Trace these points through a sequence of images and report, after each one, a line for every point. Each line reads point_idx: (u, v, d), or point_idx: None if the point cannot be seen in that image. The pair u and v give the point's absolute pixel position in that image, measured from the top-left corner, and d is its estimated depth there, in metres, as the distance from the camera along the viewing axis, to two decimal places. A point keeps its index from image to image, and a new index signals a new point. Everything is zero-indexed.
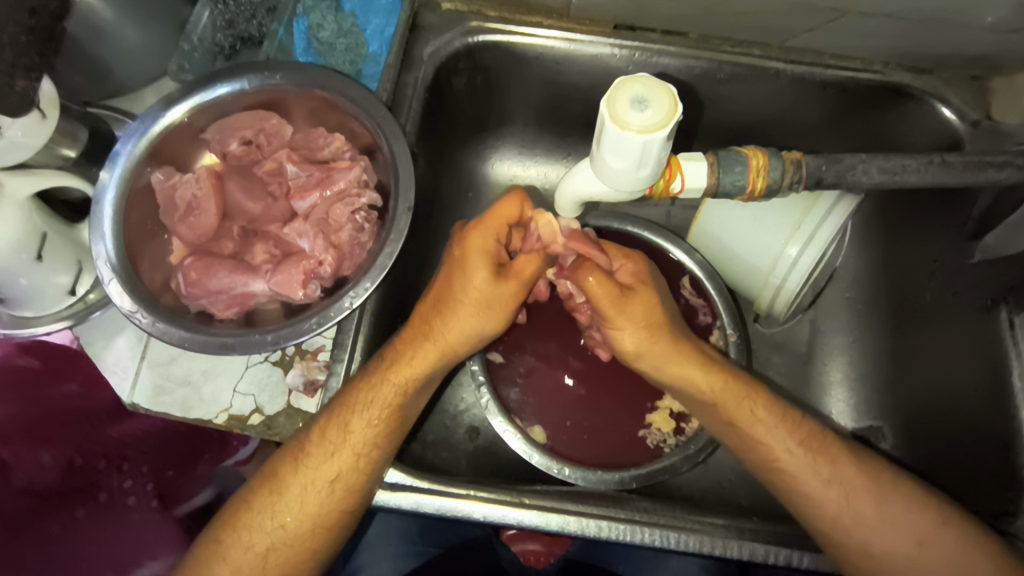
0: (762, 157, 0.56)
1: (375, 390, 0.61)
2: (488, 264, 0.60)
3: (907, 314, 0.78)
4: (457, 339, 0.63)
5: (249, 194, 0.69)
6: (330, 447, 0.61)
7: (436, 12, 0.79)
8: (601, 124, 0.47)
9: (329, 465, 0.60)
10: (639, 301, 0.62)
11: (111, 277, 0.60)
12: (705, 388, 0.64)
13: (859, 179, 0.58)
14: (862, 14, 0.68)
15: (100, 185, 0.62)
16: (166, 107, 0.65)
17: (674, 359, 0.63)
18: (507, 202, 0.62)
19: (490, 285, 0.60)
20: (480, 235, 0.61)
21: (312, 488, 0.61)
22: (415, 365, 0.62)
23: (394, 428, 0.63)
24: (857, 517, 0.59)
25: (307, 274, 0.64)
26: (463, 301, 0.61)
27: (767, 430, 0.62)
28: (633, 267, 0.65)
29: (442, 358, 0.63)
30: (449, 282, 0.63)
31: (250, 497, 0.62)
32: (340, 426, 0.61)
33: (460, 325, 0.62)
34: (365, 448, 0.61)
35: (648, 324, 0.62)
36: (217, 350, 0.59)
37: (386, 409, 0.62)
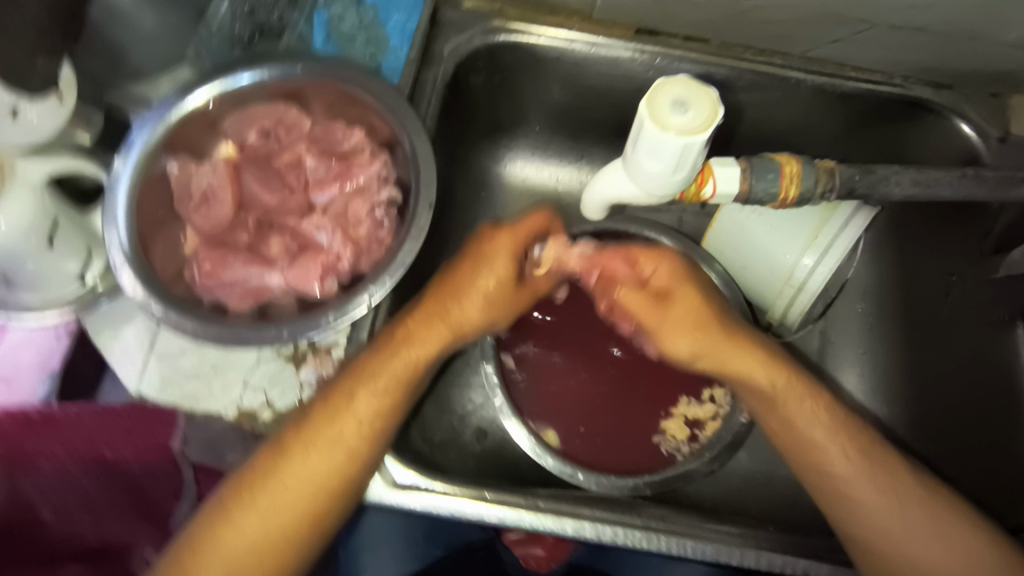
0: (795, 164, 0.56)
1: (380, 357, 0.61)
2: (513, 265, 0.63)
3: (919, 325, 0.78)
4: (469, 323, 0.64)
5: (266, 185, 0.67)
6: (332, 412, 0.59)
7: (457, 9, 0.79)
8: (638, 125, 0.46)
9: (332, 429, 0.59)
10: (683, 301, 0.63)
11: (123, 263, 0.60)
12: (766, 376, 0.62)
13: (890, 190, 0.58)
14: (892, 27, 0.68)
15: (114, 172, 0.62)
16: (184, 95, 0.65)
17: (726, 350, 0.62)
18: (531, 219, 0.65)
19: (506, 269, 0.63)
20: (508, 234, 0.64)
21: (315, 454, 0.58)
22: (421, 335, 0.62)
23: (399, 398, 0.61)
24: (889, 529, 0.59)
25: (325, 269, 0.63)
26: (477, 282, 0.63)
27: (806, 438, 0.61)
28: (666, 270, 0.64)
29: (450, 337, 0.63)
30: (465, 264, 0.64)
31: (253, 464, 0.59)
32: (345, 392, 0.60)
33: (468, 299, 0.63)
34: (369, 414, 0.60)
35: (692, 314, 0.62)
36: (229, 341, 0.58)
37: (391, 377, 0.60)
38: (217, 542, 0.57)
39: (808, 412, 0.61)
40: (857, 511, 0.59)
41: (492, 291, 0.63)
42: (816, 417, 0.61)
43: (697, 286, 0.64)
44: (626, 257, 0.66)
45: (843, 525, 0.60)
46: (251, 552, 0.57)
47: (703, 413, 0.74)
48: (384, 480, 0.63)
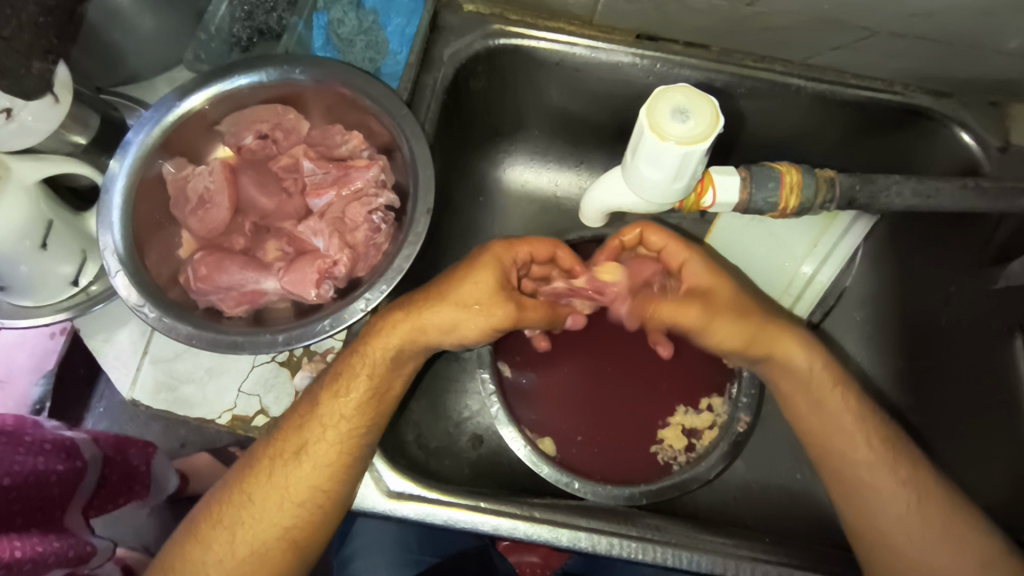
0: (796, 174, 0.55)
1: (346, 363, 0.61)
2: (492, 267, 0.60)
3: (919, 335, 0.78)
4: (435, 323, 0.59)
5: (262, 188, 0.68)
6: (300, 420, 0.60)
7: (457, 13, 0.78)
8: (637, 132, 0.45)
9: (297, 436, 0.60)
10: (725, 293, 0.62)
11: (118, 268, 0.58)
12: (806, 360, 0.62)
13: (891, 201, 0.56)
14: (893, 35, 0.67)
15: (109, 174, 0.61)
16: (181, 97, 0.64)
17: (767, 334, 0.62)
18: (539, 240, 0.63)
19: (481, 281, 0.59)
20: (497, 248, 0.61)
21: (282, 461, 0.59)
22: (385, 338, 0.60)
23: (368, 405, 0.60)
24: (890, 531, 0.59)
25: (322, 274, 0.62)
26: (446, 288, 0.60)
27: (823, 431, 0.62)
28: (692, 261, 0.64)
29: (413, 340, 0.60)
30: (444, 273, 0.62)
31: (230, 473, 0.62)
32: (311, 399, 0.61)
33: (437, 304, 0.59)
34: (333, 421, 0.59)
35: (741, 314, 0.61)
36: (225, 348, 0.57)
37: (355, 383, 0.60)
38: (188, 551, 0.59)
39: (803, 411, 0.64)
40: (859, 508, 0.60)
41: (464, 297, 0.59)
42: (825, 417, 0.62)
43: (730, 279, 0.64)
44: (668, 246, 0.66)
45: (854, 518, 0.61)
46: (219, 563, 0.58)
47: (700, 422, 0.74)
48: (379, 489, 0.62)
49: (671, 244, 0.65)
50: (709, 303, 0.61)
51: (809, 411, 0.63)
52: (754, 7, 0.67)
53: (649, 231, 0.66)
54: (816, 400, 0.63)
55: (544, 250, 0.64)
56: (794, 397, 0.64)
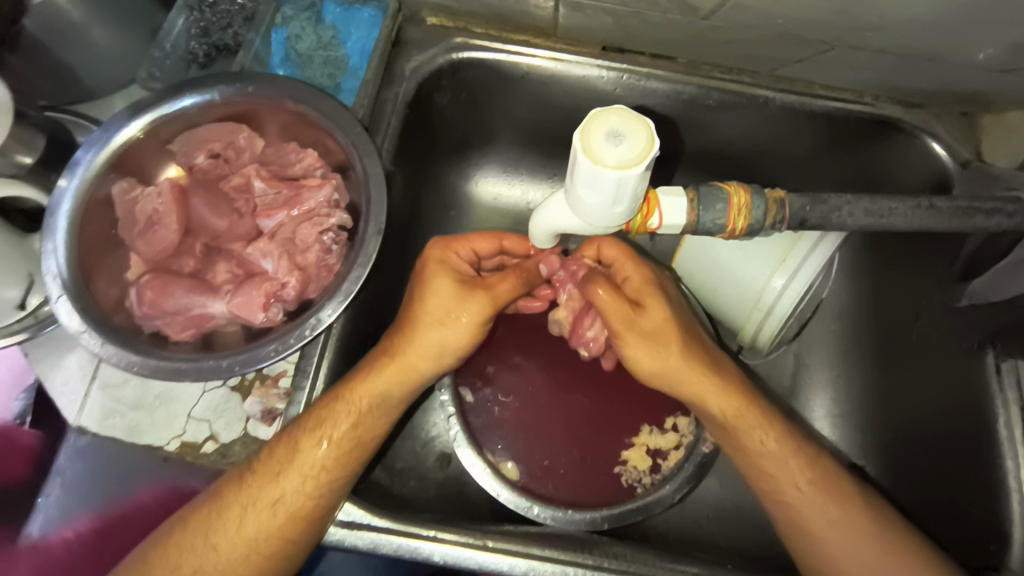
0: (744, 194, 0.47)
1: (327, 407, 0.59)
2: (448, 274, 0.61)
3: (891, 346, 0.78)
4: (422, 354, 0.61)
5: (213, 209, 0.65)
6: (277, 467, 0.58)
7: (420, 27, 0.79)
8: (573, 157, 0.42)
9: (273, 485, 0.58)
10: (655, 309, 0.60)
11: (60, 294, 0.57)
12: (719, 401, 0.61)
13: (844, 222, 0.48)
14: (853, 48, 0.66)
15: (57, 192, 0.60)
16: (129, 116, 0.63)
17: (695, 372, 0.60)
18: (475, 234, 0.64)
19: (440, 286, 0.60)
20: (435, 251, 0.62)
21: (252, 509, 0.57)
22: (372, 382, 0.60)
23: (347, 454, 0.59)
24: (858, 557, 0.57)
25: (268, 297, 0.60)
26: (418, 311, 0.60)
27: (777, 459, 0.60)
28: (640, 281, 0.62)
29: (402, 378, 0.61)
30: (409, 296, 0.63)
31: (190, 513, 0.59)
32: (289, 444, 0.59)
33: (422, 333, 0.60)
34: (313, 471, 0.58)
35: (654, 331, 0.60)
36: (169, 375, 0.56)
37: (338, 431, 0.59)
38: None
39: (769, 440, 0.60)
40: (825, 541, 0.58)
41: (438, 315, 0.60)
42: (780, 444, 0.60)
43: (667, 299, 0.62)
44: (615, 255, 0.64)
45: (810, 560, 0.58)
46: None
47: (666, 443, 0.71)
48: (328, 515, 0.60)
49: (621, 254, 0.64)
50: (639, 314, 0.60)
51: (750, 446, 0.61)
52: (709, 21, 0.66)
53: (604, 244, 0.64)
54: (746, 439, 0.61)
55: (487, 244, 0.65)
56: (733, 434, 0.62)
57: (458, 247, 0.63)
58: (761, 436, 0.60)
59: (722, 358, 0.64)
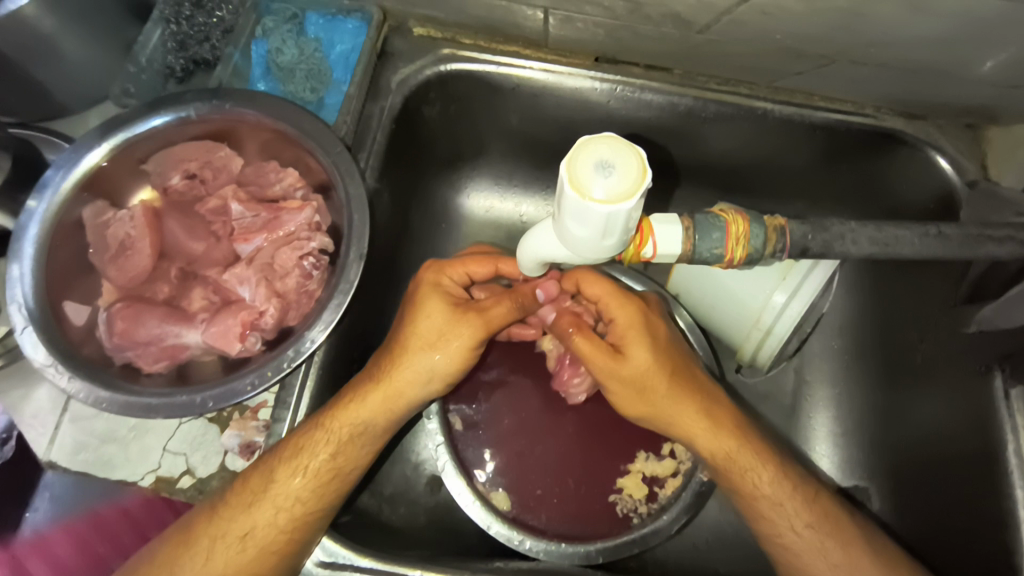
0: (742, 223, 0.45)
1: (306, 436, 0.57)
2: (441, 297, 0.58)
3: (898, 367, 0.76)
4: (406, 383, 0.58)
5: (189, 233, 0.63)
6: (250, 497, 0.56)
7: (406, 37, 0.76)
8: (561, 189, 0.39)
9: (244, 517, 0.55)
10: (638, 357, 0.58)
11: (25, 325, 0.54)
12: (709, 444, 0.60)
13: (848, 250, 0.46)
14: (854, 63, 0.64)
15: (25, 214, 0.57)
16: (101, 136, 0.60)
17: (682, 410, 0.59)
18: (472, 257, 0.61)
19: (434, 309, 0.58)
20: (429, 274, 0.60)
21: (220, 543, 0.55)
22: (354, 410, 0.57)
23: (324, 486, 0.57)
24: None
25: (246, 327, 0.57)
26: (407, 337, 0.58)
27: (773, 503, 0.58)
28: (626, 319, 0.59)
29: (385, 407, 0.58)
30: (398, 321, 0.60)
31: (160, 546, 0.57)
32: (264, 474, 0.56)
33: (408, 361, 0.58)
34: (287, 503, 0.55)
35: (639, 380, 0.58)
36: (140, 413, 0.53)
37: (316, 461, 0.56)
38: None
39: (763, 483, 0.58)
40: None
41: (428, 340, 0.57)
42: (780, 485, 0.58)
43: (652, 337, 0.59)
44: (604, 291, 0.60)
45: None
46: None
47: (662, 470, 0.69)
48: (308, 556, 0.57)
49: (604, 294, 0.60)
50: (619, 365, 0.58)
51: (744, 490, 0.59)
52: (705, 35, 0.64)
53: (586, 280, 0.61)
54: (739, 482, 0.59)
55: (484, 269, 0.62)
56: (725, 475, 0.60)
57: (451, 272, 0.60)
58: (757, 476, 0.58)
59: (721, 398, 0.62)
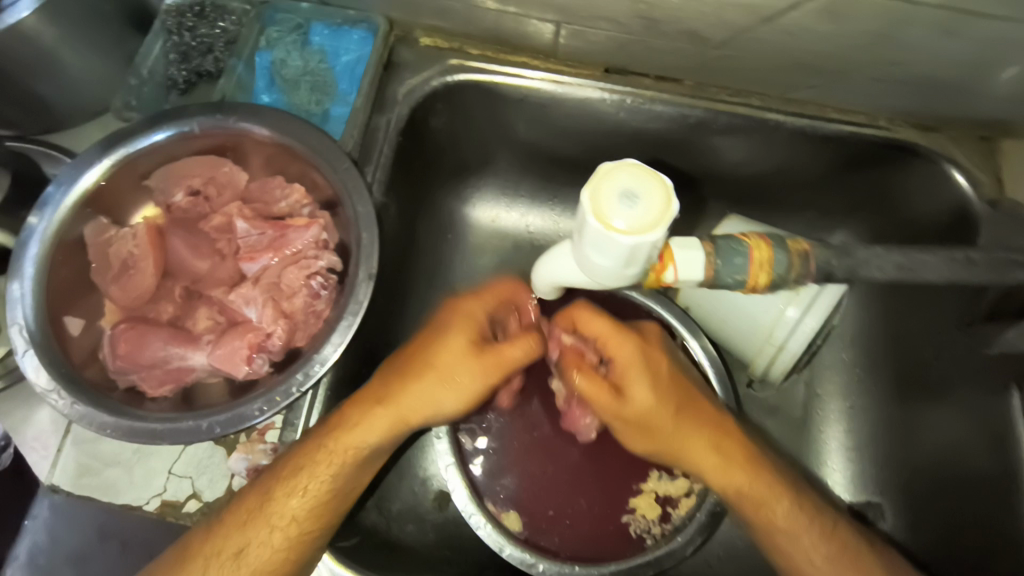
0: (765, 249, 0.44)
1: (306, 455, 0.55)
2: (467, 331, 0.56)
3: (914, 384, 0.75)
4: (414, 408, 0.56)
5: (194, 251, 0.61)
6: (244, 516, 0.54)
7: (412, 48, 0.74)
8: (582, 218, 0.39)
9: (239, 535, 0.53)
10: (639, 396, 0.58)
11: (25, 348, 0.52)
12: (721, 479, 0.59)
13: (872, 277, 0.45)
14: (871, 79, 0.63)
15: (27, 231, 0.55)
16: (103, 151, 0.58)
17: (687, 442, 0.59)
18: (500, 288, 0.60)
19: (455, 345, 0.55)
20: (464, 304, 0.58)
21: (214, 562, 0.53)
22: (359, 431, 0.55)
23: (322, 505, 0.55)
24: None
25: (253, 349, 0.56)
26: (422, 364, 0.55)
27: (791, 536, 0.57)
28: (625, 356, 0.59)
29: (391, 430, 0.56)
30: (412, 345, 0.57)
31: (153, 564, 0.54)
32: (261, 493, 0.54)
33: (417, 387, 0.55)
34: (283, 522, 0.54)
35: (641, 419, 0.58)
36: (146, 439, 0.52)
37: (315, 481, 0.54)
38: None
39: (778, 517, 0.57)
40: None
41: (445, 372, 0.55)
42: (797, 515, 0.58)
43: (653, 375, 0.59)
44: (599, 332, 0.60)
45: None
46: None
47: (676, 489, 0.67)
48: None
49: (609, 332, 0.60)
50: (621, 405, 0.58)
51: (760, 522, 0.58)
52: (721, 50, 0.63)
53: (582, 317, 0.61)
54: (756, 511, 0.58)
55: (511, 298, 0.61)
56: (740, 508, 0.59)
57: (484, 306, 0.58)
58: (769, 508, 0.58)
59: (733, 430, 0.61)
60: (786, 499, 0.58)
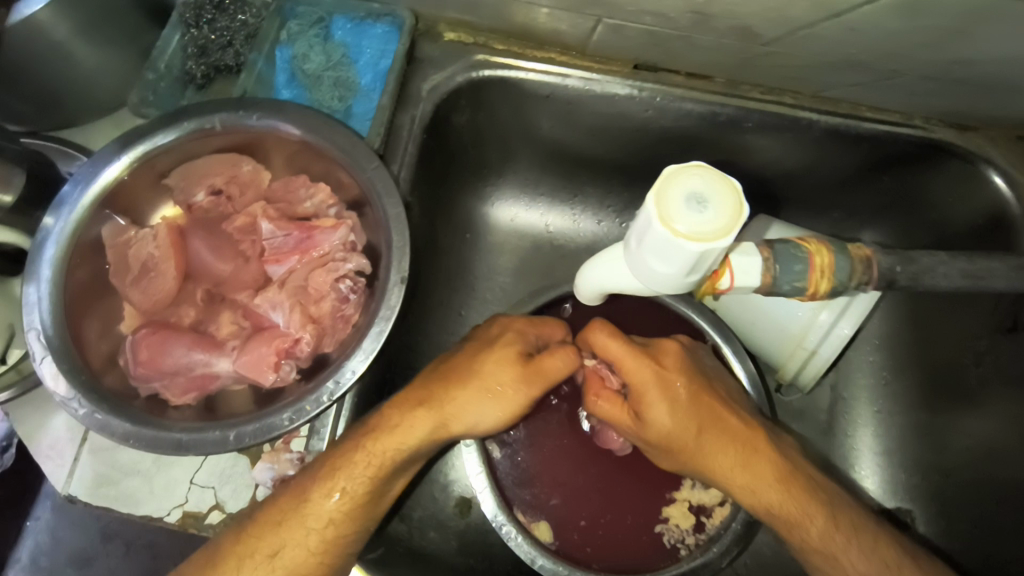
0: (825, 254, 0.43)
1: (345, 456, 0.53)
2: (514, 345, 0.56)
3: (945, 390, 0.73)
4: (458, 414, 0.54)
5: (218, 253, 0.59)
6: (279, 516, 0.52)
7: (436, 43, 0.72)
8: (645, 223, 0.36)
9: (273, 536, 0.51)
10: (658, 420, 0.57)
11: (43, 354, 0.50)
12: (750, 498, 0.57)
13: (938, 284, 0.45)
14: (922, 77, 0.61)
15: (44, 232, 0.53)
16: (120, 149, 0.56)
17: (712, 462, 0.58)
18: (550, 322, 0.60)
19: (501, 356, 0.54)
20: (516, 322, 0.58)
21: (248, 562, 0.51)
22: (402, 434, 0.53)
23: (359, 509, 0.53)
24: None
25: (281, 355, 0.55)
26: (467, 372, 0.54)
27: (828, 556, 0.55)
28: (646, 378, 0.57)
29: (434, 432, 0.54)
30: (460, 353, 0.57)
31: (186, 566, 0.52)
32: (297, 493, 0.52)
33: (460, 393, 0.54)
34: (319, 525, 0.52)
35: (660, 441, 0.58)
36: (170, 450, 0.49)
37: (354, 483, 0.52)
38: None
39: (812, 536, 0.55)
40: None
41: (488, 382, 0.54)
42: (837, 533, 0.55)
43: (674, 399, 0.57)
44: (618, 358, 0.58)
45: None
46: None
47: (709, 498, 0.65)
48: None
49: (624, 358, 0.57)
50: (640, 428, 0.58)
51: (793, 539, 0.56)
52: (768, 47, 0.61)
53: (599, 341, 0.58)
54: (792, 527, 0.55)
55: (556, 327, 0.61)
56: (771, 524, 0.57)
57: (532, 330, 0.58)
58: (804, 526, 0.55)
59: (763, 446, 0.57)
60: (820, 516, 0.55)
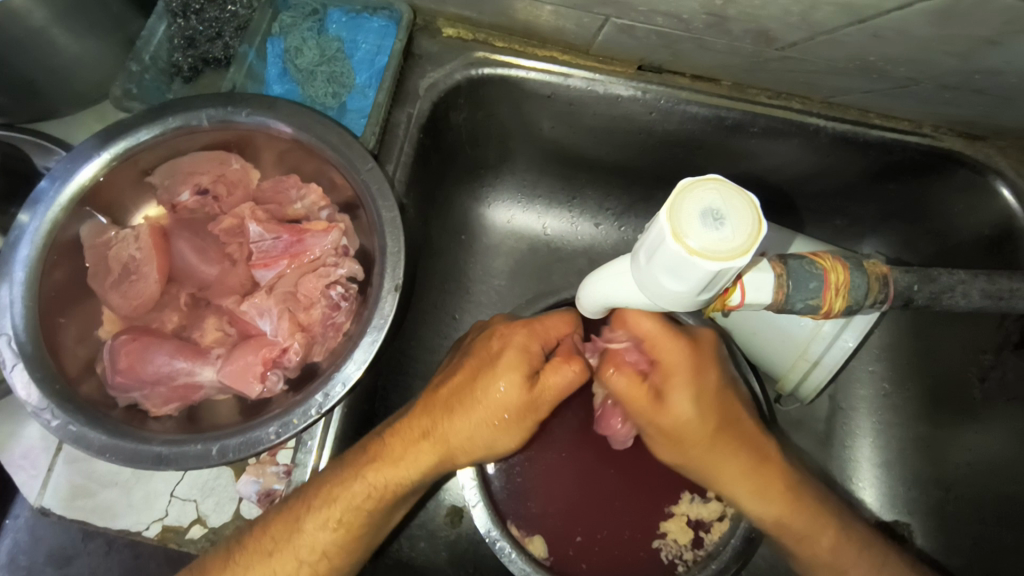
0: (841, 272, 0.41)
1: (341, 485, 0.50)
2: (520, 366, 0.50)
3: (945, 403, 0.71)
4: (459, 445, 0.51)
5: (201, 255, 0.56)
6: (270, 546, 0.50)
7: (435, 39, 0.70)
8: (660, 248, 0.34)
9: (263, 566, 0.49)
10: (680, 407, 0.52)
11: (14, 362, 0.47)
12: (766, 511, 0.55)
13: (957, 303, 0.45)
14: (941, 86, 0.59)
15: (18, 230, 0.50)
16: (100, 144, 0.53)
17: (729, 466, 0.54)
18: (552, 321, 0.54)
19: (511, 380, 0.50)
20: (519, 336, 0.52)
21: None
22: (402, 466, 0.51)
23: (354, 542, 0.51)
24: None
25: (268, 364, 0.52)
26: (470, 397, 0.51)
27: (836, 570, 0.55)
28: (676, 361, 0.52)
29: (436, 465, 0.52)
30: (462, 371, 0.53)
31: None
32: (290, 521, 0.50)
33: (461, 421, 0.51)
34: (311, 557, 0.50)
35: (677, 428, 0.53)
36: (150, 465, 0.47)
37: (350, 514, 0.50)
38: None
39: (820, 549, 0.55)
40: None
41: (495, 411, 0.50)
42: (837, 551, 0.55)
43: (702, 388, 0.52)
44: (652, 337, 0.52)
45: None
46: None
47: (708, 513, 0.63)
48: None
49: (658, 334, 0.52)
50: (656, 411, 0.52)
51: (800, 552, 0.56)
52: (782, 52, 0.59)
53: (633, 317, 0.52)
54: (799, 543, 0.55)
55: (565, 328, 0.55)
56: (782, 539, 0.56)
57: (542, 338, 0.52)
58: (810, 539, 0.55)
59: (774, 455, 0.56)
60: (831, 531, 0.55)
